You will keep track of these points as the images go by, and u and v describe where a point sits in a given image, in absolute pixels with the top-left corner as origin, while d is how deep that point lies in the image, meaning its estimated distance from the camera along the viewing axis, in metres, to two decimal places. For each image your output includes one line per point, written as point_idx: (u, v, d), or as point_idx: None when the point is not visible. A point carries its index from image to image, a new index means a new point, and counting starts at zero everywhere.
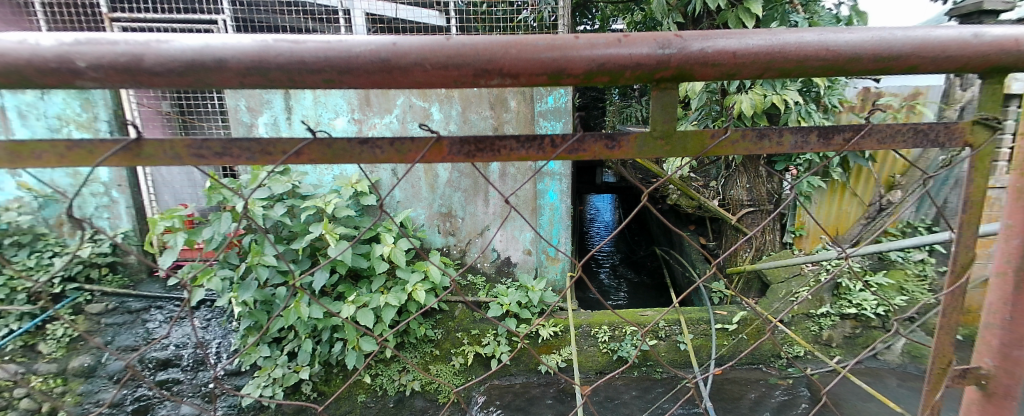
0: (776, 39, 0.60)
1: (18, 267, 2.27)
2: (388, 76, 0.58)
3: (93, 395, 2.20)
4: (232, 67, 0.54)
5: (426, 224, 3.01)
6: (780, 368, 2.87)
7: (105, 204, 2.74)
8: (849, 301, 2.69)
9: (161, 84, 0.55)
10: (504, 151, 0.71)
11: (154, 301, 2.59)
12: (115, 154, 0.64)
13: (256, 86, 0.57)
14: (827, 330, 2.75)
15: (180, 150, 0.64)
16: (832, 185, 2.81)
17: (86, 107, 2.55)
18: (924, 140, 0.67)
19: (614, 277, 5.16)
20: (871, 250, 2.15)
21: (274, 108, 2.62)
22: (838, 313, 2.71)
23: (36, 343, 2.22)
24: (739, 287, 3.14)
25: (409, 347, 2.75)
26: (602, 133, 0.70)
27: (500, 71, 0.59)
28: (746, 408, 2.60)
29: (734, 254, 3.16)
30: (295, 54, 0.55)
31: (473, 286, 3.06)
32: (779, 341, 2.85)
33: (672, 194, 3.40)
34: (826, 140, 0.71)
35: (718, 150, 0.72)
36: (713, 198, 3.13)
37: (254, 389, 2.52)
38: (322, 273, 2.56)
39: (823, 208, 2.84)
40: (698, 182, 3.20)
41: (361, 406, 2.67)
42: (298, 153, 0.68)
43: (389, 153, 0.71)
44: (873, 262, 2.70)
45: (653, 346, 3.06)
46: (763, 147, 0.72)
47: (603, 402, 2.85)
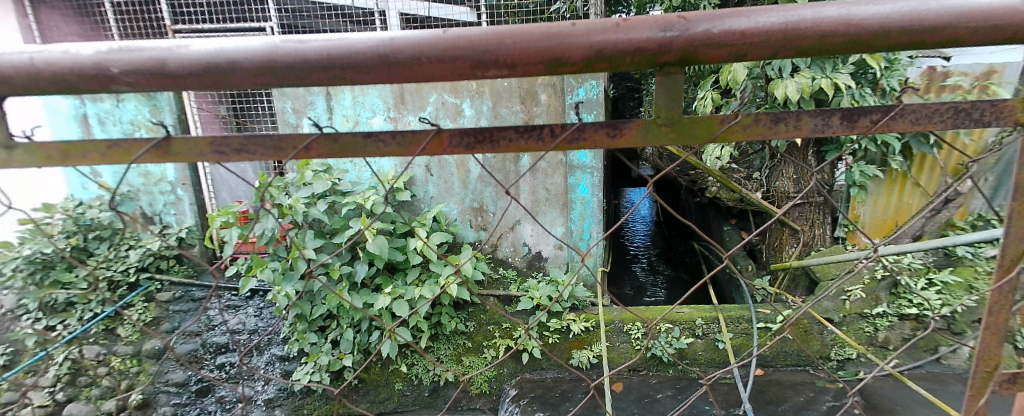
0: (793, 16, 0.69)
1: (99, 259, 2.61)
2: (389, 68, 0.74)
3: (162, 376, 2.49)
4: (245, 66, 0.72)
5: (458, 219, 3.26)
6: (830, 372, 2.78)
7: (172, 201, 3.20)
8: (909, 301, 2.56)
9: (185, 85, 0.75)
10: (505, 140, 0.90)
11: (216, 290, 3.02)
12: (146, 152, 0.88)
13: (265, 83, 0.75)
14: (884, 331, 2.62)
15: (204, 148, 0.88)
16: (890, 175, 2.76)
17: (154, 113, 3.03)
18: (962, 119, 0.80)
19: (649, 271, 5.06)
20: (938, 244, 2.16)
21: (316, 109, 2.96)
22: (897, 314, 2.59)
23: (115, 327, 2.55)
24: (785, 284, 3.19)
25: (442, 339, 2.97)
26: (603, 123, 0.87)
27: (495, 61, 0.73)
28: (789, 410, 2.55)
29: (780, 249, 3.22)
30: (302, 53, 0.72)
31: (504, 280, 3.19)
32: (828, 342, 2.71)
33: (712, 187, 3.53)
34: (851, 122, 0.84)
35: (727, 134, 0.86)
36: (758, 190, 3.27)
37: (303, 375, 2.83)
38: (362, 266, 2.83)
39: (881, 199, 2.80)
40: (740, 173, 3.38)
41: (398, 394, 2.96)
42: (308, 148, 0.90)
43: (392, 146, 0.91)
44: (938, 259, 2.65)
45: (689, 345, 3.02)
46: (780, 130, 0.86)
47: (638, 401, 2.81)
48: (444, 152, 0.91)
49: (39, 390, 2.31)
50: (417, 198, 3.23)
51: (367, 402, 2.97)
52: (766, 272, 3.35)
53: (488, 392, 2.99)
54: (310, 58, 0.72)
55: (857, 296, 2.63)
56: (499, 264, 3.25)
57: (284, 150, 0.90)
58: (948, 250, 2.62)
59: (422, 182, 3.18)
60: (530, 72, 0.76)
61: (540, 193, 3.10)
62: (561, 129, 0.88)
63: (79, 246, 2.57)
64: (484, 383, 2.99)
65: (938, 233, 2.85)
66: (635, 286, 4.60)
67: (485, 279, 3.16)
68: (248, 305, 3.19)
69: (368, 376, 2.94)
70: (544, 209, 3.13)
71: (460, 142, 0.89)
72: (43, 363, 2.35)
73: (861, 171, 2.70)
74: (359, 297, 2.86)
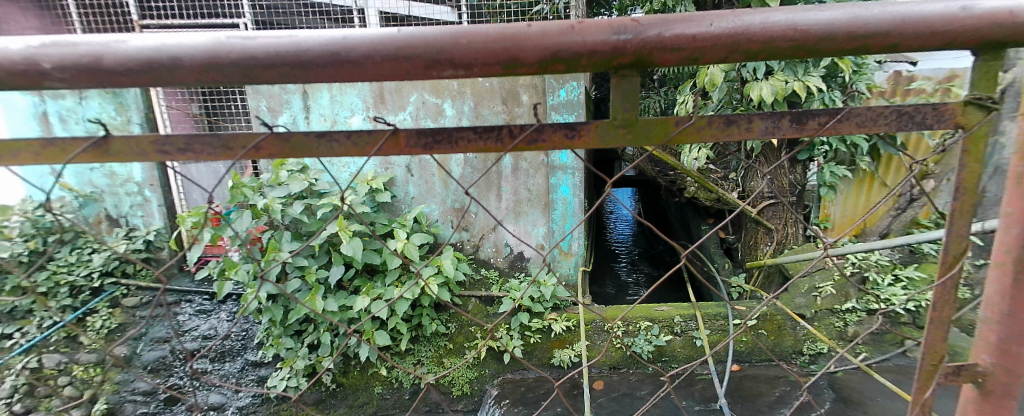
0: (741, 22, 0.72)
1: (59, 263, 2.59)
2: (343, 67, 0.73)
3: (128, 384, 2.60)
4: (188, 63, 0.71)
5: (440, 220, 3.26)
6: (802, 365, 3.03)
7: (139, 203, 3.07)
8: (877, 296, 2.82)
9: (123, 82, 0.73)
10: (462, 141, 0.90)
11: (185, 294, 3.11)
12: (86, 151, 0.85)
13: (210, 81, 0.74)
14: (853, 325, 2.93)
15: (148, 147, 0.86)
16: (859, 176, 3.08)
17: (121, 111, 2.91)
18: (909, 122, 0.85)
19: (630, 270, 5.12)
20: (899, 241, 2.33)
21: (293, 108, 2.92)
22: (864, 308, 2.89)
23: (77, 334, 2.55)
24: (760, 282, 3.37)
25: (423, 341, 3.02)
26: (561, 124, 0.88)
27: (450, 61, 0.74)
28: (764, 405, 2.79)
29: (755, 248, 3.41)
30: (247, 50, 0.71)
31: (487, 281, 3.23)
32: (800, 338, 3.02)
33: (690, 188, 3.63)
34: (800, 125, 0.88)
35: (683, 136, 0.89)
36: (733, 189, 3.42)
37: (279, 382, 2.74)
38: (338, 268, 2.80)
39: (850, 199, 3.12)
40: (717, 173, 3.47)
41: (378, 397, 2.98)
42: (257, 148, 0.88)
43: (347, 146, 0.89)
44: (904, 256, 2.93)
45: (668, 342, 3.16)
46: (733, 132, 0.89)
47: (619, 397, 2.97)
48: (401, 152, 0.90)
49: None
50: (398, 199, 3.23)
51: (345, 407, 2.99)
52: (741, 271, 3.55)
53: (470, 393, 3.09)
54: (258, 55, 0.72)
55: (827, 292, 2.94)
56: (480, 265, 3.29)
57: (231, 150, 0.88)
58: (913, 247, 2.90)
59: (403, 183, 3.20)
60: (486, 72, 0.77)
61: (522, 193, 3.13)
62: (519, 130, 0.89)
63: (38, 250, 2.46)
64: (465, 383, 3.09)
65: (901, 231, 2.98)
66: (617, 284, 4.67)
67: (467, 281, 3.21)
68: (220, 310, 3.09)
69: (348, 380, 2.95)
70: (527, 209, 3.17)
71: (417, 141, 0.88)
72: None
73: (831, 172, 3.01)
74: (334, 301, 2.81)
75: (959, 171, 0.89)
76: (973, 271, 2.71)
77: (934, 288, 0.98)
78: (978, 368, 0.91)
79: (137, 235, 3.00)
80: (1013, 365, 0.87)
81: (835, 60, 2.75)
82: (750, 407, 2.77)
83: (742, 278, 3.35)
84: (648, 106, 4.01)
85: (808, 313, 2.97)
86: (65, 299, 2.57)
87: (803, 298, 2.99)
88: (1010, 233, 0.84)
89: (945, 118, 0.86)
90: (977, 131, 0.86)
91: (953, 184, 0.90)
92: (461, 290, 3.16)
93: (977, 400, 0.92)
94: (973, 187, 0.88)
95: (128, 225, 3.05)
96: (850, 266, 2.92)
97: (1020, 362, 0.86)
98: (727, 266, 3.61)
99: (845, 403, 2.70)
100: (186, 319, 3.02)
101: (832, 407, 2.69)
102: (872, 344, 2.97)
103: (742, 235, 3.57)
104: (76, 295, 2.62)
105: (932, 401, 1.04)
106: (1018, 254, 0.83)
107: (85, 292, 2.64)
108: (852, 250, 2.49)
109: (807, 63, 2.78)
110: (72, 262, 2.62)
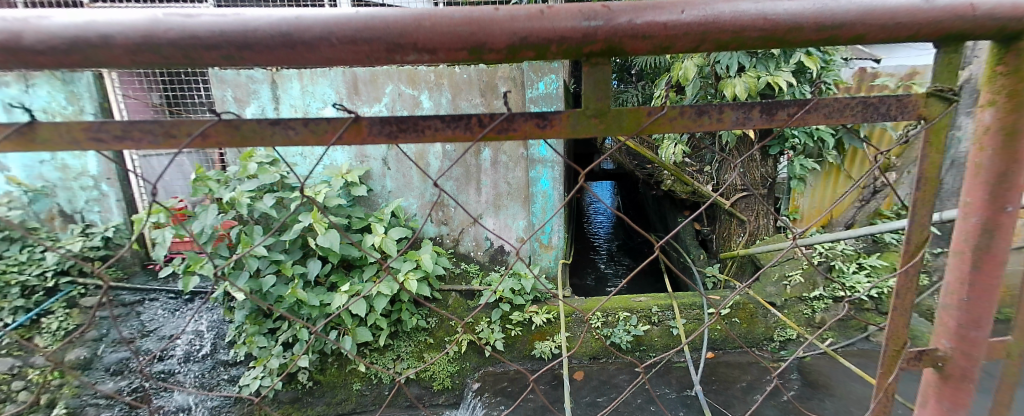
0: (711, 10, 0.68)
1: (9, 262, 2.49)
2: (293, 51, 0.65)
3: (88, 388, 2.50)
4: (120, 42, 0.62)
5: (418, 214, 3.16)
6: (773, 351, 3.09)
7: (95, 197, 2.87)
8: (843, 283, 2.89)
9: (46, 63, 0.63)
10: (428, 129, 0.82)
11: (147, 294, 2.92)
12: (10, 137, 0.75)
13: (148, 62, 0.65)
14: (821, 312, 3.01)
15: (79, 134, 0.75)
16: (826, 168, 3.14)
17: (72, 100, 2.72)
18: (874, 113, 0.83)
19: (610, 262, 5.13)
20: (864, 231, 2.37)
21: (262, 98, 2.77)
22: (831, 296, 2.97)
23: (31, 337, 2.45)
24: (733, 271, 3.44)
25: (403, 336, 2.94)
26: (532, 113, 0.82)
27: (413, 45, 0.67)
28: (738, 391, 2.83)
29: (729, 239, 3.46)
30: (186, 28, 0.62)
31: (467, 274, 3.17)
32: (772, 325, 3.08)
33: (667, 180, 3.66)
34: (770, 115, 0.84)
35: (655, 126, 0.84)
36: (708, 182, 3.44)
37: (252, 380, 2.63)
38: (315, 263, 2.70)
39: (818, 191, 3.20)
40: (693, 167, 3.48)
41: (357, 394, 2.89)
42: (203, 136, 0.79)
43: (304, 134, 0.81)
44: (867, 245, 3.00)
45: (646, 331, 3.18)
46: (704, 123, 0.86)
47: (597, 386, 2.97)
48: (363, 141, 0.82)
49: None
50: (374, 193, 3.12)
51: (323, 404, 2.88)
52: (716, 261, 3.59)
53: (451, 387, 3.02)
54: (197, 35, 0.63)
55: (796, 280, 3.00)
56: (460, 258, 3.22)
57: (175, 138, 0.78)
58: (876, 237, 2.97)
59: (379, 176, 3.08)
60: (452, 58, 0.71)
61: (501, 187, 3.07)
62: (489, 118, 0.83)
63: None
64: (447, 377, 3.01)
65: (864, 222, 3.05)
66: (597, 276, 4.69)
67: (447, 274, 3.14)
68: (186, 308, 2.92)
69: (324, 377, 2.84)
70: (507, 202, 3.11)
71: (380, 130, 0.81)
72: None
73: (800, 165, 3.06)
74: (314, 296, 2.72)
75: (921, 161, 0.88)
76: (932, 259, 2.80)
77: (898, 276, 0.97)
78: (938, 353, 0.90)
79: (93, 232, 2.80)
80: (970, 349, 0.87)
81: (804, 56, 2.77)
82: (725, 393, 2.81)
83: (717, 268, 3.40)
84: (626, 100, 3.99)
85: (778, 301, 3.02)
86: (18, 299, 2.46)
87: (773, 286, 3.04)
88: (969, 222, 0.82)
89: (909, 109, 0.84)
90: (938, 122, 0.85)
91: (916, 175, 0.89)
92: (441, 284, 3.10)
93: (938, 384, 0.92)
94: (935, 178, 0.87)
95: (83, 221, 2.85)
96: (818, 256, 2.97)
97: (977, 346, 0.87)
98: (703, 256, 3.65)
99: (812, 386, 2.77)
100: (150, 319, 2.84)
101: (800, 390, 2.76)
102: (837, 330, 3.05)
103: (717, 227, 3.61)
104: (28, 296, 2.51)
105: (895, 384, 1.04)
106: (975, 242, 0.82)
107: (39, 291, 2.54)
108: (820, 240, 2.51)
109: (777, 59, 2.81)
110: (22, 261, 2.52)
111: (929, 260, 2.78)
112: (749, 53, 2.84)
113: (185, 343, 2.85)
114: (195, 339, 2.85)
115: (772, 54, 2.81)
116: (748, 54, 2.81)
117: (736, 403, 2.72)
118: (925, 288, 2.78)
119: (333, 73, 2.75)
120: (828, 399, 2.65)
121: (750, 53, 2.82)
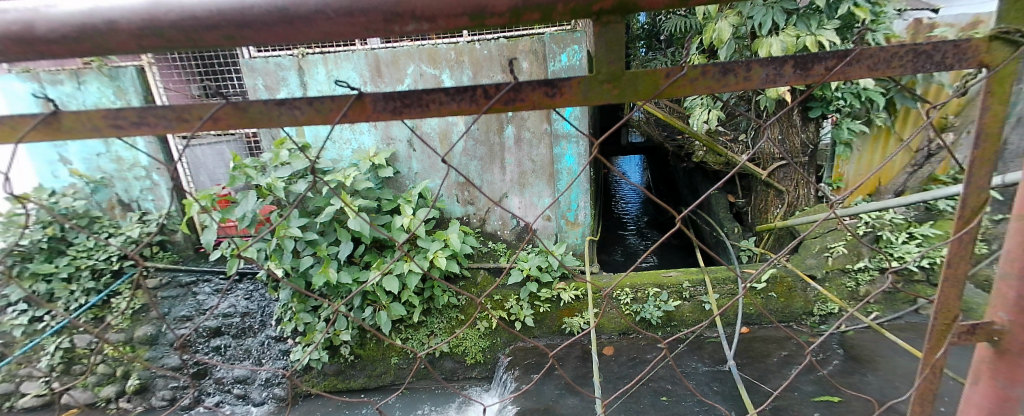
0: None
1: (79, 248, 2.66)
2: (292, 27, 0.61)
3: (158, 359, 2.72)
4: (124, 28, 0.59)
5: (444, 194, 3.08)
6: (813, 326, 2.91)
7: (149, 187, 2.97)
8: (891, 254, 2.67)
9: (61, 52, 0.61)
10: (432, 104, 0.73)
11: (202, 275, 2.98)
12: (35, 127, 0.71)
13: (154, 47, 0.61)
14: (865, 285, 2.80)
15: (97, 122, 0.71)
16: (874, 132, 2.87)
17: (120, 95, 2.79)
18: (928, 62, 0.71)
19: (641, 238, 4.97)
20: (914, 199, 2.15)
21: (290, 85, 2.76)
22: (878, 268, 2.76)
23: (103, 316, 2.68)
24: (769, 244, 3.25)
25: (435, 312, 2.96)
26: (540, 81, 0.72)
27: (412, 13, 0.62)
28: (774, 365, 2.71)
29: (765, 211, 3.25)
30: (185, 9, 0.59)
31: (494, 253, 3.13)
32: (811, 299, 2.90)
33: (699, 152, 3.49)
34: (805, 70, 0.73)
35: (674, 89, 0.74)
36: (744, 152, 3.25)
37: (299, 353, 2.69)
38: (346, 243, 2.71)
39: (864, 157, 2.93)
40: (727, 136, 3.27)
41: (395, 367, 2.95)
42: (214, 119, 0.73)
43: (310, 114, 0.74)
44: (919, 213, 2.75)
45: (677, 307, 3.08)
46: (730, 83, 0.75)
47: (628, 362, 2.91)
48: (368, 119, 0.74)
49: (34, 380, 2.63)
50: (401, 175, 3.10)
51: (364, 376, 2.94)
52: (751, 235, 3.42)
53: (483, 361, 3.01)
54: (197, 16, 0.59)
55: (839, 252, 2.80)
56: (487, 237, 3.18)
57: (188, 122, 0.73)
58: (928, 204, 2.71)
59: (405, 158, 3.05)
60: (454, 26, 0.66)
61: (525, 165, 2.98)
62: (495, 88, 0.73)
63: (57, 236, 2.60)
64: (479, 352, 3.00)
65: (916, 188, 2.79)
66: (626, 252, 4.59)
67: (474, 253, 3.11)
68: (238, 288, 3.03)
69: (365, 352, 2.89)
70: (532, 180, 3.02)
71: (384, 106, 0.72)
72: (35, 353, 2.56)
73: (847, 128, 2.78)
74: (348, 274, 2.73)
75: (981, 114, 0.76)
76: (991, 226, 2.53)
77: (947, 244, 0.85)
78: (994, 326, 0.83)
79: (148, 220, 2.88)
80: None
81: (851, 8, 2.49)
82: (760, 367, 2.69)
83: (753, 241, 3.22)
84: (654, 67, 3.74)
85: (819, 274, 2.84)
86: (89, 281, 2.65)
87: (815, 259, 2.85)
88: None
89: (968, 56, 0.72)
90: (1002, 69, 0.73)
91: (973, 130, 0.77)
92: (469, 262, 3.08)
93: (992, 359, 0.86)
94: (996, 133, 0.76)
95: (138, 210, 2.95)
96: (863, 226, 2.75)
97: None
98: (738, 230, 3.47)
99: (855, 361, 2.60)
100: (205, 298, 2.91)
101: (841, 366, 2.58)
102: (884, 303, 2.86)
103: (752, 199, 3.45)
104: (98, 278, 2.69)
105: (943, 362, 0.93)
106: None
107: (106, 274, 2.70)
108: (865, 209, 2.33)
109: (820, 14, 2.55)
110: (90, 246, 2.67)
111: (990, 228, 2.53)
112: (788, 9, 2.60)
113: (237, 319, 2.92)
114: (247, 314, 2.93)
115: (815, 9, 2.55)
116: (785, 11, 2.57)
117: (772, 377, 2.60)
118: (984, 257, 2.56)
119: (356, 56, 2.70)
120: (872, 374, 2.48)
121: (789, 8, 2.58)
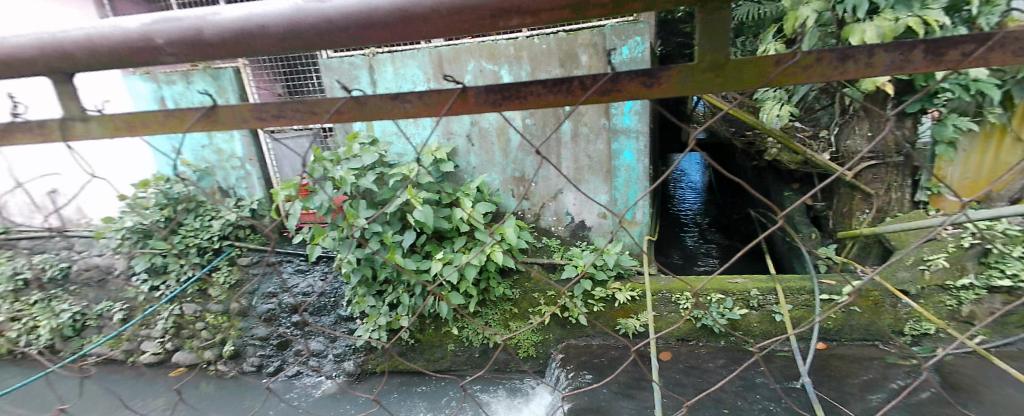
0: None
1: (188, 228, 3.09)
2: (408, 23, 0.72)
3: (248, 330, 3.06)
4: (273, 30, 0.73)
5: (501, 189, 3.24)
6: (901, 347, 2.67)
7: (243, 176, 3.37)
8: (1001, 271, 2.43)
9: (222, 52, 0.77)
10: (531, 95, 0.83)
11: (287, 256, 3.36)
12: (198, 119, 0.90)
13: (294, 46, 0.76)
14: (969, 304, 2.52)
15: (246, 114, 0.89)
16: (985, 129, 2.54)
17: (221, 93, 3.19)
18: None
19: (702, 240, 4.79)
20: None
21: (362, 83, 3.01)
22: (986, 286, 2.47)
23: (205, 289, 3.11)
24: (853, 253, 2.94)
25: (490, 304, 3.09)
26: (637, 71, 0.78)
27: (517, 10, 0.70)
28: (855, 387, 2.46)
29: (849, 217, 2.97)
30: (321, 13, 0.71)
31: (548, 249, 3.19)
32: (902, 316, 2.66)
33: (773, 149, 3.29)
34: (937, 55, 0.73)
35: (782, 77, 0.77)
36: (825, 150, 2.96)
37: (363, 333, 2.95)
38: (411, 232, 2.91)
39: (971, 157, 2.59)
40: (805, 132, 3.02)
41: (451, 354, 3.12)
42: (339, 112, 0.88)
43: (418, 107, 0.87)
44: None
45: (742, 316, 2.96)
46: (849, 70, 0.76)
47: (687, 370, 2.85)
48: (469, 111, 0.86)
49: (151, 340, 3.14)
50: (461, 169, 3.25)
51: (424, 360, 3.15)
52: (831, 242, 3.09)
53: (535, 355, 3.13)
54: (332, 19, 0.72)
55: (938, 265, 2.50)
56: (542, 233, 3.25)
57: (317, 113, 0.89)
58: None
59: (465, 153, 3.20)
60: (555, 19, 0.73)
61: (582, 161, 3.01)
62: (592, 80, 0.81)
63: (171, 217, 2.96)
64: (531, 346, 3.13)
65: None
66: (684, 254, 4.46)
67: (529, 248, 3.19)
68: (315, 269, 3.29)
69: (424, 336, 3.10)
70: (588, 177, 3.05)
71: (485, 99, 0.84)
72: (153, 317, 3.09)
73: (953, 125, 2.50)
74: (412, 261, 2.93)
75: None
76: None
77: None
78: None
79: (243, 204, 3.29)
80: None
81: None
82: (839, 388, 2.45)
83: (832, 249, 2.94)
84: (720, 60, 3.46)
85: (914, 289, 2.56)
86: (195, 257, 3.08)
87: (908, 272, 2.56)
88: None
89: None
90: None
91: None
92: (524, 257, 3.17)
93: None
94: None
95: (234, 196, 3.36)
96: (969, 238, 2.45)
97: None
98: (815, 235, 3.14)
99: (953, 388, 2.35)
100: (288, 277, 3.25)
101: (936, 392, 2.34)
102: (991, 326, 2.55)
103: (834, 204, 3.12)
104: (202, 255, 3.12)
105: None
106: None
107: (209, 252, 3.11)
108: (974, 217, 2.09)
109: None
110: (196, 228, 3.11)
111: None
112: None
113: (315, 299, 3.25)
114: (325, 294, 3.26)
115: None
116: None
117: (853, 400, 2.35)
118: None
119: (420, 54, 2.87)
120: (973, 405, 2.23)
121: None
